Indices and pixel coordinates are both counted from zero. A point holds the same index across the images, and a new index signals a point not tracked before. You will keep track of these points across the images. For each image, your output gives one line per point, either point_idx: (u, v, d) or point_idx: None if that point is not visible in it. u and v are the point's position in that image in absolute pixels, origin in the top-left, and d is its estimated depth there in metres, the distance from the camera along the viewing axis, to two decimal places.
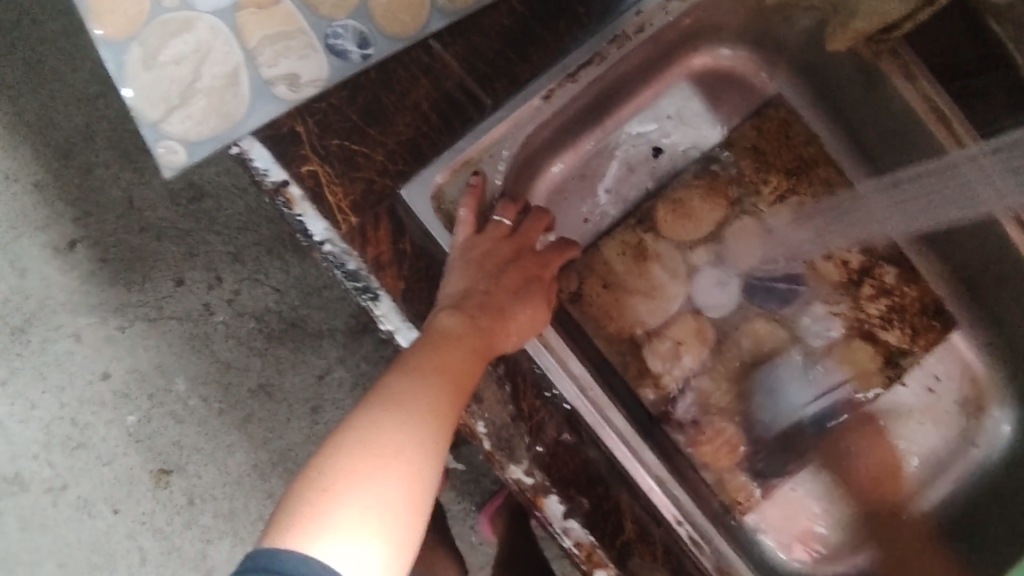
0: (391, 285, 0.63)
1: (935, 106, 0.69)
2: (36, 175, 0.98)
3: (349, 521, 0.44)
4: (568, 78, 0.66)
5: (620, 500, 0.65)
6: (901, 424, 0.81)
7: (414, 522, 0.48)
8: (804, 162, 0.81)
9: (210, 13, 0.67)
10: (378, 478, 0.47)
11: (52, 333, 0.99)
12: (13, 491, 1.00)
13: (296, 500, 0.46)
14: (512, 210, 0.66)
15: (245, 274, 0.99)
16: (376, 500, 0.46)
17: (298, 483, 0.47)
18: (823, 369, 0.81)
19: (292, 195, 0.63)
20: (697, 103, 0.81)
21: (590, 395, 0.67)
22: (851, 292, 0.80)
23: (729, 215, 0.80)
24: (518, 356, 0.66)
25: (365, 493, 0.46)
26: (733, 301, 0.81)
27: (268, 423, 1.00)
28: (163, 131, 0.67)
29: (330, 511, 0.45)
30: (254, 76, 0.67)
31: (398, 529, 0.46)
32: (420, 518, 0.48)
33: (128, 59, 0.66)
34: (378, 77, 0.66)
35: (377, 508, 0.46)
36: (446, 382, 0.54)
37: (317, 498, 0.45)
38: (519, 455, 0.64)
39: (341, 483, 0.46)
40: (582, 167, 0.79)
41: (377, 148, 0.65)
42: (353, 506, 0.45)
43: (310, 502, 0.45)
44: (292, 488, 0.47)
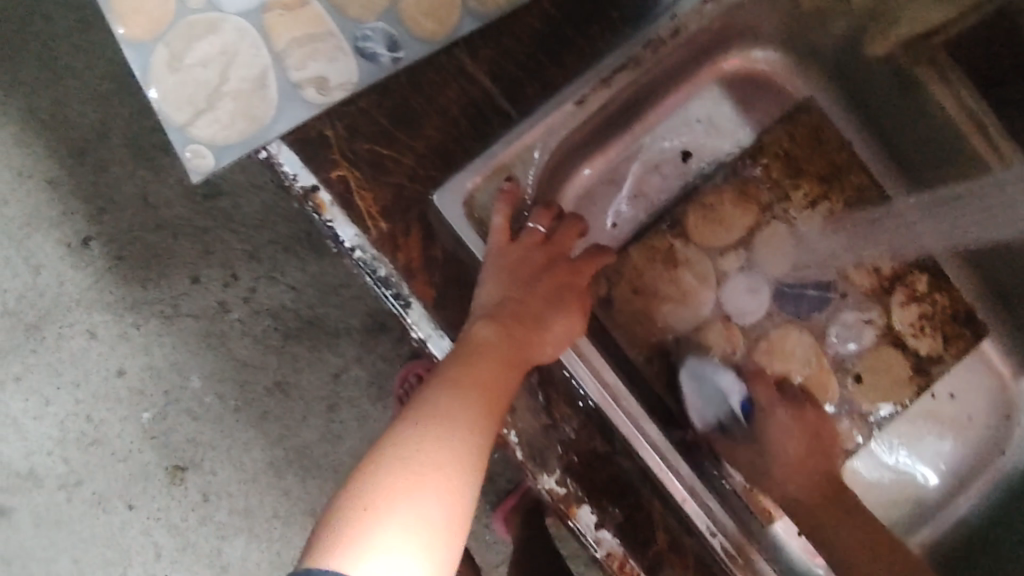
0: (422, 291, 0.62)
1: (973, 115, 0.71)
2: (50, 172, 0.96)
3: (394, 538, 0.44)
4: (602, 83, 0.66)
5: (654, 510, 0.64)
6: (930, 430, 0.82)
7: (458, 539, 0.47)
8: (837, 168, 0.78)
9: (236, 15, 0.66)
10: (419, 495, 0.46)
11: (67, 330, 0.98)
12: (27, 487, 0.99)
13: (338, 519, 0.45)
14: (546, 216, 0.66)
15: (262, 272, 0.98)
16: (415, 518, 0.45)
17: (338, 501, 0.47)
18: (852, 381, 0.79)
19: (322, 201, 0.62)
20: (726, 107, 0.80)
21: (623, 405, 0.65)
22: (883, 300, 0.79)
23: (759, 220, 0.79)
24: (551, 366, 0.65)
25: (408, 509, 0.45)
26: (763, 308, 0.80)
27: (285, 421, 0.99)
28: (190, 135, 0.66)
29: (369, 529, 0.44)
30: (282, 79, 0.66)
31: (443, 546, 0.46)
32: (463, 534, 0.48)
33: (153, 61, 0.65)
34: (408, 81, 0.65)
35: (420, 524, 0.45)
36: (482, 397, 0.53)
37: (360, 517, 0.45)
38: (553, 465, 0.63)
39: (384, 500, 0.45)
40: (611, 172, 0.78)
41: (406, 153, 0.64)
42: (392, 524, 0.44)
43: (353, 520, 0.45)
44: (333, 508, 0.46)
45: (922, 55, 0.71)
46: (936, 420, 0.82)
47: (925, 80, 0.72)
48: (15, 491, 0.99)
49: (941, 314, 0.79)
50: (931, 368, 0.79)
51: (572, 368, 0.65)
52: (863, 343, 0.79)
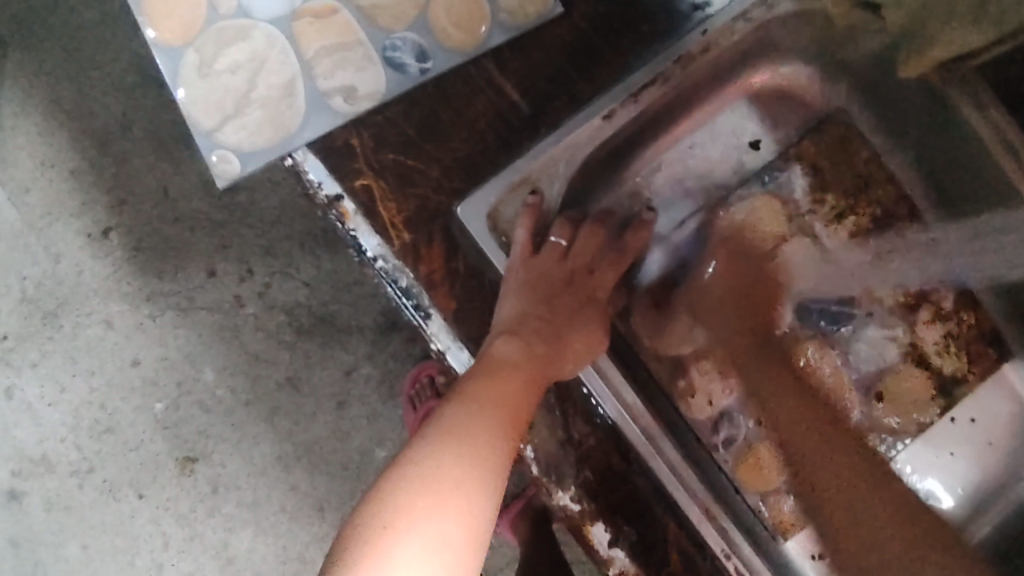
0: (443, 304, 0.63)
1: (1004, 136, 0.67)
2: (71, 162, 0.97)
3: (410, 560, 0.44)
4: (631, 98, 0.65)
5: (669, 532, 0.64)
6: (936, 449, 0.77)
7: (475, 559, 0.47)
8: (865, 181, 0.78)
9: (266, 22, 0.66)
10: (438, 515, 0.46)
11: (84, 319, 0.98)
12: (39, 472, 1.00)
13: (357, 538, 0.46)
14: (569, 228, 0.65)
15: (278, 267, 0.98)
16: (434, 537, 0.45)
17: (356, 522, 0.47)
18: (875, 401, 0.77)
19: (345, 209, 0.63)
20: (799, 170, 0.78)
21: (642, 423, 0.64)
22: (907, 316, 0.77)
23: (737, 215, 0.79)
24: (570, 382, 0.65)
25: (426, 531, 0.45)
26: (785, 322, 0.79)
27: (295, 416, 1.00)
28: (217, 140, 0.66)
29: (390, 550, 0.44)
30: (310, 87, 0.66)
31: (457, 569, 0.46)
32: (479, 555, 0.47)
33: (182, 65, 0.66)
34: (435, 92, 0.66)
35: (436, 546, 0.45)
36: (503, 413, 0.53)
37: (378, 535, 0.45)
38: (567, 481, 0.64)
39: (401, 518, 0.45)
40: (633, 186, 0.76)
41: (432, 164, 0.64)
42: (412, 545, 0.44)
43: (371, 540, 0.45)
44: (352, 524, 0.47)
45: (955, 76, 0.66)
46: (947, 442, 0.77)
47: (956, 100, 0.68)
48: (27, 476, 1.00)
49: (966, 335, 0.77)
50: (953, 389, 0.77)
51: (591, 386, 0.65)
52: (881, 360, 0.77)
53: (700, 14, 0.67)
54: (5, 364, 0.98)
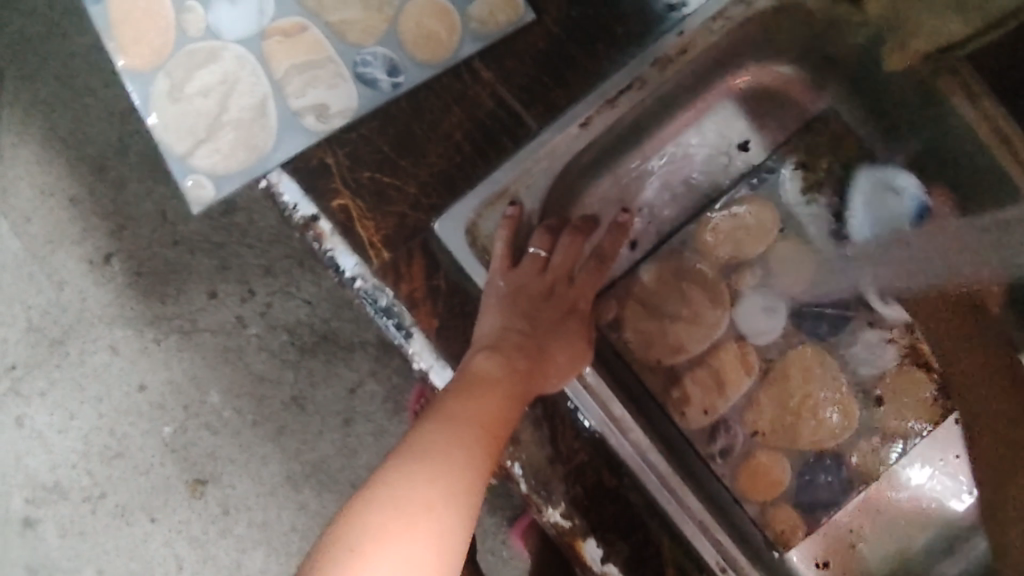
0: (425, 322, 0.62)
1: (999, 129, 0.64)
2: (71, 190, 0.96)
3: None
4: (608, 103, 0.64)
5: (663, 546, 0.63)
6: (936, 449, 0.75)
7: None
8: (855, 180, 0.76)
9: (236, 43, 0.65)
10: (408, 539, 0.45)
11: (90, 346, 0.97)
12: (53, 499, 0.99)
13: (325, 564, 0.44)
14: (549, 239, 0.63)
15: (278, 286, 0.97)
16: (403, 562, 0.44)
17: (326, 544, 0.46)
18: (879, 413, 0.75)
19: (322, 230, 0.62)
20: (791, 170, 0.77)
21: (632, 438, 0.64)
22: (906, 318, 0.75)
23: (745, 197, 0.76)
24: (557, 396, 0.64)
25: (396, 554, 0.44)
26: (780, 328, 0.76)
27: (301, 435, 0.98)
28: (191, 165, 0.66)
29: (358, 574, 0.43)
30: (282, 107, 0.65)
31: None
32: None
33: (154, 90, 0.65)
34: (409, 106, 0.65)
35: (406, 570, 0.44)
36: (480, 431, 0.52)
37: (347, 561, 0.44)
38: (557, 497, 0.63)
39: (370, 542, 0.44)
40: (621, 192, 0.75)
41: (409, 180, 0.64)
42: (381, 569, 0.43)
43: (339, 566, 0.44)
44: (323, 546, 0.46)
45: (944, 63, 0.65)
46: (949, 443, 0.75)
47: (947, 90, 0.66)
48: (40, 504, 0.99)
49: None
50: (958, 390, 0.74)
51: (577, 399, 0.64)
52: (881, 366, 0.76)
53: (676, 14, 0.66)
54: (14, 394, 0.98)
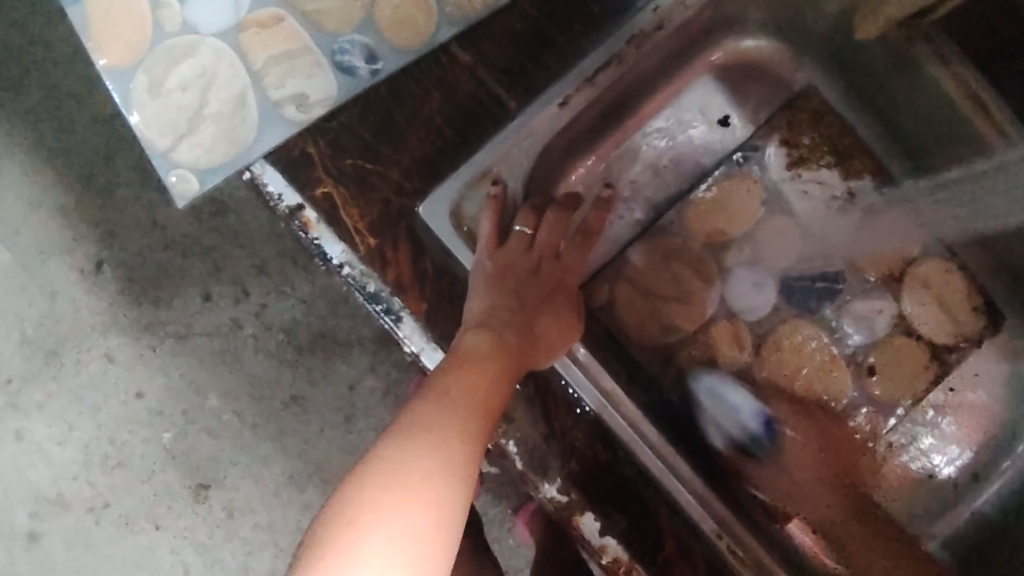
0: (414, 306, 0.62)
1: (971, 91, 0.67)
2: (59, 200, 0.95)
3: (375, 554, 0.43)
4: (585, 83, 0.64)
5: (660, 518, 0.64)
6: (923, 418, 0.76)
7: (443, 553, 0.46)
8: (838, 154, 0.77)
9: (213, 36, 0.66)
10: (405, 508, 0.45)
11: (86, 355, 0.97)
12: (56, 512, 0.98)
13: (324, 536, 0.45)
14: (534, 217, 0.64)
15: (272, 286, 0.97)
16: (400, 531, 0.44)
17: (325, 520, 0.46)
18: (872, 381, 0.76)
19: (308, 219, 0.62)
20: (775, 147, 0.77)
21: (623, 411, 0.66)
22: (892, 288, 0.77)
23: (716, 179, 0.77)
24: (548, 374, 0.65)
25: (393, 523, 0.45)
26: (769, 303, 0.77)
27: (302, 434, 0.98)
28: (174, 160, 0.67)
29: (356, 547, 0.44)
30: (262, 99, 0.66)
31: (425, 563, 0.44)
32: (453, 546, 0.47)
33: (133, 87, 0.66)
34: (388, 93, 0.65)
35: (403, 539, 0.44)
36: (473, 404, 0.52)
37: (345, 533, 0.45)
38: (553, 473, 0.64)
39: (366, 514, 0.45)
40: (607, 172, 0.76)
41: (392, 167, 0.64)
42: (379, 540, 0.44)
43: (337, 538, 0.44)
44: (322, 520, 0.47)
45: (917, 31, 0.67)
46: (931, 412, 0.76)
47: (920, 59, 0.68)
48: (44, 517, 0.98)
49: (954, 298, 0.76)
50: (946, 356, 0.76)
51: (570, 376, 0.65)
52: (873, 335, 0.76)
53: None
54: (12, 408, 0.97)
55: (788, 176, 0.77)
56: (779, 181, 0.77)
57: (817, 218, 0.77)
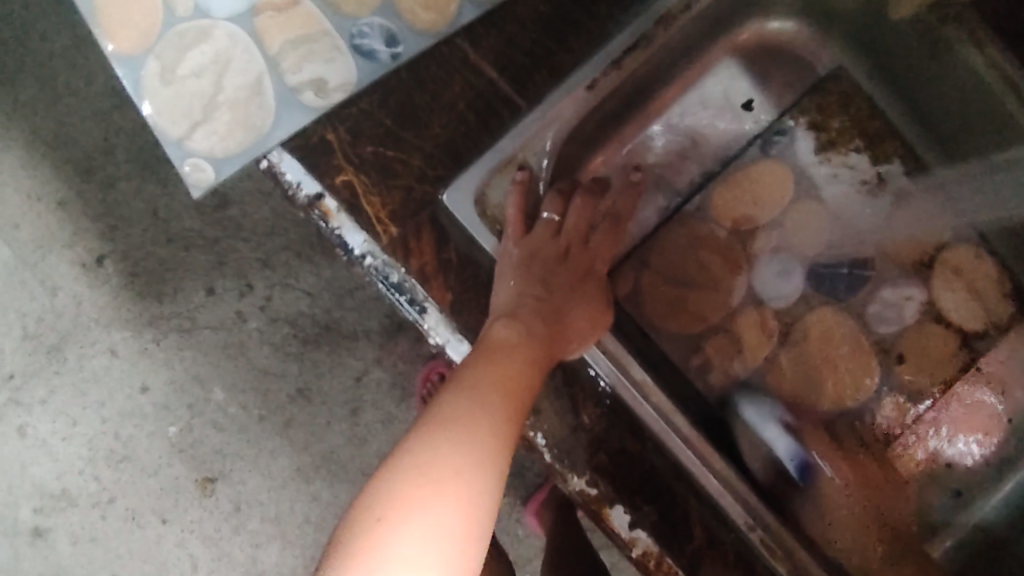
0: (439, 296, 0.60)
1: (1004, 72, 0.65)
2: (59, 193, 0.93)
3: (406, 552, 0.42)
4: (612, 66, 0.62)
5: (690, 508, 0.64)
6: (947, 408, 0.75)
7: (472, 551, 0.44)
8: (868, 138, 0.76)
9: (226, 20, 0.65)
10: (434, 504, 0.44)
11: (88, 350, 0.94)
12: (61, 506, 0.96)
13: (350, 532, 0.44)
14: (561, 203, 0.63)
15: (276, 279, 0.95)
16: (430, 528, 0.43)
17: (352, 514, 0.45)
18: (900, 368, 0.75)
19: (328, 208, 0.60)
20: (803, 130, 0.76)
21: (654, 403, 0.64)
22: (921, 274, 0.76)
23: (743, 163, 0.76)
24: (575, 364, 0.64)
25: (423, 521, 0.43)
26: (798, 290, 0.76)
27: (309, 427, 0.96)
28: (188, 148, 0.65)
29: (385, 543, 0.42)
30: (279, 84, 0.65)
31: (455, 560, 0.43)
32: (483, 544, 0.45)
33: (145, 74, 0.65)
34: (409, 77, 0.63)
35: (434, 538, 0.43)
36: (504, 396, 0.51)
37: (373, 530, 0.43)
38: (581, 466, 0.62)
39: (396, 509, 0.43)
40: (628, 159, 0.74)
41: (414, 153, 0.62)
42: (408, 538, 0.42)
43: (364, 534, 0.43)
44: (349, 514, 0.45)
45: (948, 13, 0.65)
46: (956, 401, 0.75)
47: (954, 40, 0.66)
48: (48, 513, 0.96)
49: (983, 283, 0.75)
50: (974, 342, 0.75)
51: (597, 366, 0.64)
52: (902, 320, 0.75)
53: None
54: (14, 403, 0.95)
55: (815, 160, 0.76)
56: (808, 164, 0.76)
57: (847, 203, 0.76)
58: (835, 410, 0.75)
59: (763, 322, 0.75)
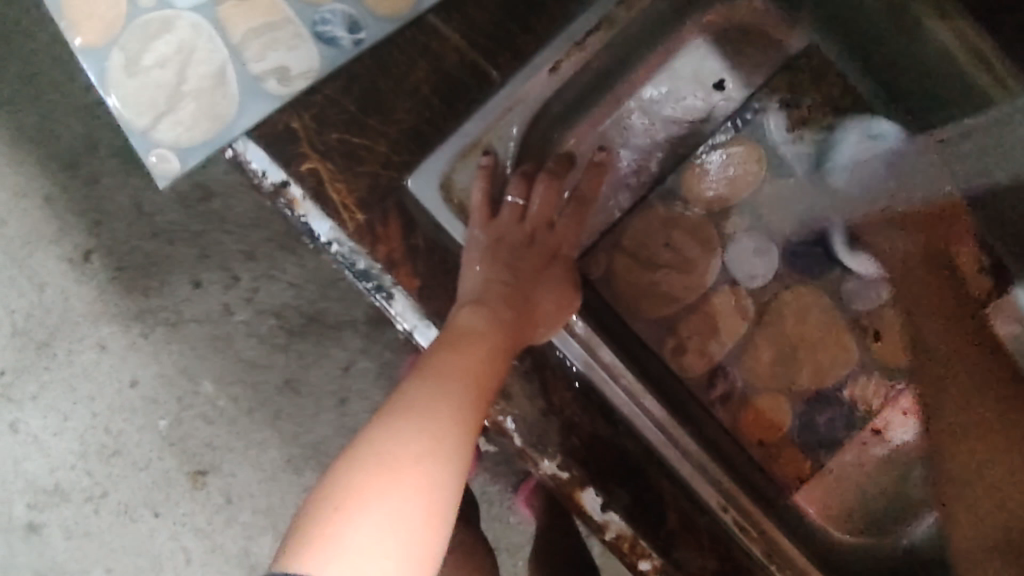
0: (406, 282, 0.60)
1: (972, 46, 0.62)
2: (44, 189, 0.93)
3: (362, 541, 0.42)
4: (575, 47, 0.63)
5: (663, 491, 0.64)
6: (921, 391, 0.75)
7: (433, 540, 0.44)
8: (840, 115, 0.77)
9: (190, 11, 0.65)
10: (393, 493, 0.44)
11: (77, 345, 0.95)
12: (54, 502, 0.96)
13: (309, 522, 0.44)
14: (525, 185, 0.63)
15: (261, 270, 0.94)
16: (388, 517, 0.43)
17: (314, 503, 0.45)
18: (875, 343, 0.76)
19: (294, 196, 0.60)
20: (775, 108, 0.76)
21: (624, 383, 0.65)
22: (897, 251, 0.76)
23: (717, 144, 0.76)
24: (545, 347, 0.65)
25: (380, 509, 0.43)
26: (772, 269, 0.77)
27: (297, 418, 0.96)
28: (153, 139, 0.65)
29: (343, 530, 0.42)
30: (242, 72, 0.65)
31: (415, 549, 0.43)
32: (443, 531, 0.45)
33: (110, 65, 0.65)
34: (372, 63, 0.63)
35: (391, 525, 0.43)
36: (469, 384, 0.51)
37: (331, 519, 0.43)
38: (552, 449, 0.62)
39: (354, 499, 0.43)
40: (600, 139, 0.74)
41: (379, 139, 0.62)
42: (367, 527, 0.42)
43: (322, 523, 0.43)
44: (310, 505, 0.45)
45: None
46: None
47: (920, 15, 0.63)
48: (42, 508, 0.96)
49: None
50: None
51: (566, 349, 0.65)
52: (878, 296, 0.77)
53: None
54: (6, 400, 0.95)
55: (786, 140, 0.77)
56: (779, 144, 0.77)
57: (817, 182, 0.77)
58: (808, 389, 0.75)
59: (737, 302, 0.76)
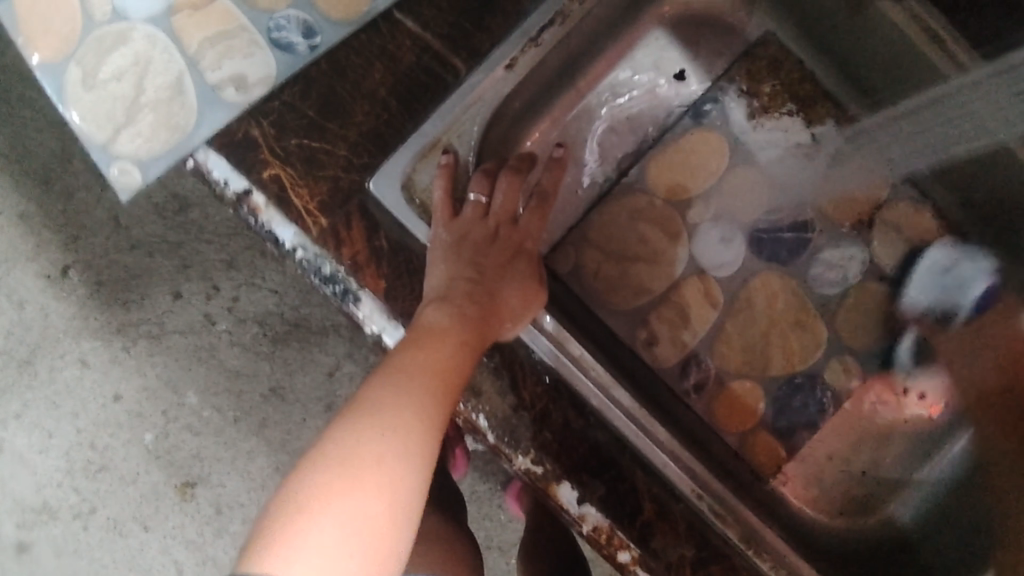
0: (372, 284, 0.60)
1: (928, 28, 0.64)
2: (19, 206, 0.93)
3: (324, 540, 0.42)
4: (531, 42, 0.63)
5: (637, 481, 0.64)
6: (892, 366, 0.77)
7: (393, 538, 0.45)
8: (800, 100, 0.77)
9: (143, 22, 0.66)
10: (354, 493, 0.44)
11: (59, 361, 0.95)
12: (43, 521, 0.96)
13: (272, 519, 0.44)
14: (488, 182, 0.64)
15: (242, 279, 0.94)
16: (350, 517, 0.43)
17: (274, 504, 0.45)
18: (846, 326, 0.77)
19: (255, 204, 0.60)
20: (736, 97, 0.77)
21: (593, 376, 0.65)
22: (863, 233, 0.77)
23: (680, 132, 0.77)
24: (512, 344, 0.65)
25: (341, 509, 0.43)
26: (738, 257, 0.77)
27: (284, 425, 0.95)
28: (114, 152, 0.66)
29: (303, 532, 0.42)
30: (197, 82, 0.65)
31: (375, 548, 0.43)
32: (406, 528, 0.46)
33: (68, 80, 0.66)
34: (330, 68, 0.63)
35: (353, 525, 0.43)
36: (434, 382, 0.52)
37: (294, 518, 0.43)
38: (525, 445, 0.63)
39: (315, 501, 0.43)
40: (561, 135, 0.75)
41: (338, 143, 0.62)
42: (327, 527, 0.43)
43: (282, 524, 0.43)
44: (272, 506, 0.45)
45: None
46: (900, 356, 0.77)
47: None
48: (31, 526, 0.96)
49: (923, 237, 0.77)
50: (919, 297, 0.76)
51: (535, 346, 0.65)
52: (848, 279, 0.77)
53: None
54: None
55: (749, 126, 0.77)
56: (743, 130, 0.77)
57: (785, 168, 0.78)
58: (783, 374, 0.76)
59: (707, 291, 0.76)
